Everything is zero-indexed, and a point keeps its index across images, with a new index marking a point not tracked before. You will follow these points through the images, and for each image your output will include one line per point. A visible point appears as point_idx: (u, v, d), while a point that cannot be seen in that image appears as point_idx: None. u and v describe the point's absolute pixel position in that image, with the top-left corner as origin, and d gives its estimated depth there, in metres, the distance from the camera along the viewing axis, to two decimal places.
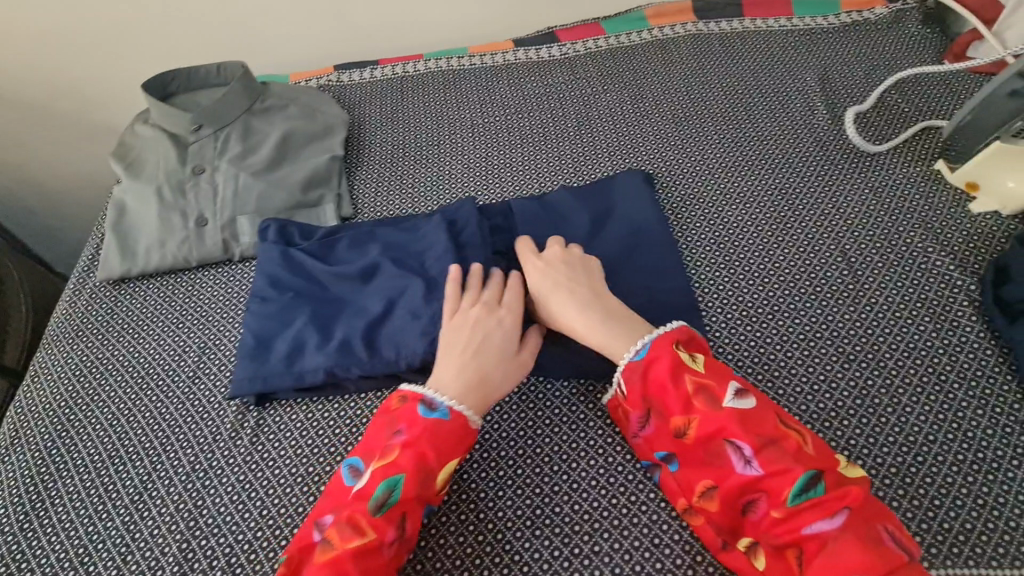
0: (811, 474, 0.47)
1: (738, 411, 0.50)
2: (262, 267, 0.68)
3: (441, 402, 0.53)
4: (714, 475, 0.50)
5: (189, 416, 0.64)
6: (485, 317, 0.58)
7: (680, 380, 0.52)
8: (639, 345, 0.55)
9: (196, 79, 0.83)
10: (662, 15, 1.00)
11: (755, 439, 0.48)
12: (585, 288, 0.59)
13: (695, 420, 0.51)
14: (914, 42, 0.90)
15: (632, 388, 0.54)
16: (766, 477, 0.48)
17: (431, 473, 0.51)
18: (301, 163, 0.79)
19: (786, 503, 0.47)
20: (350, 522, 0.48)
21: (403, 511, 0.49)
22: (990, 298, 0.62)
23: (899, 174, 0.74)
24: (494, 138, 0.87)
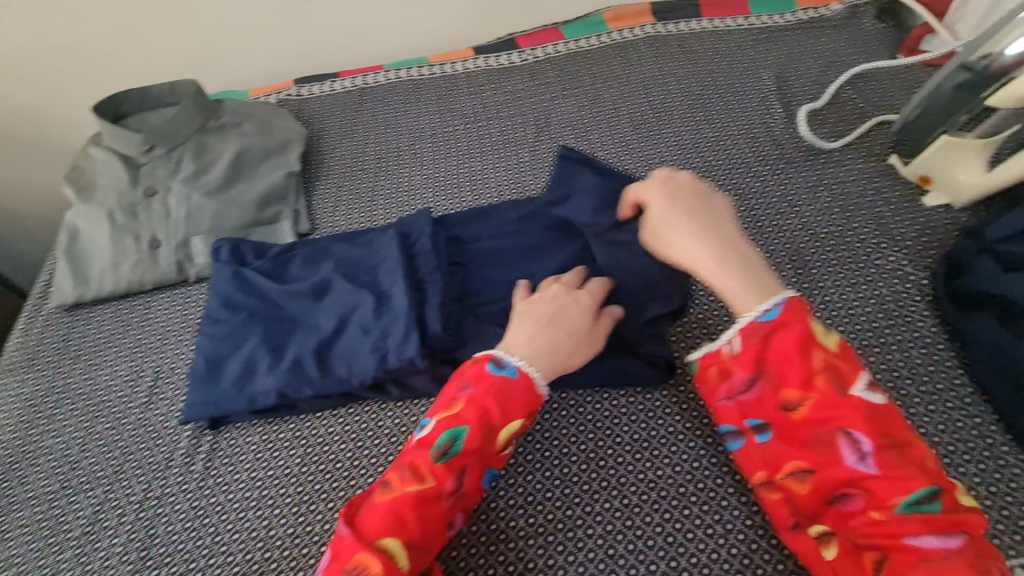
0: (930, 488, 0.43)
1: (868, 404, 0.46)
2: (214, 288, 0.67)
3: (509, 361, 0.53)
4: (815, 459, 0.47)
5: (142, 443, 0.63)
6: (564, 296, 0.59)
7: (808, 355, 0.48)
8: (768, 306, 0.50)
9: (148, 99, 0.82)
10: (621, 18, 1.00)
11: (878, 436, 0.45)
12: (718, 237, 0.55)
13: (813, 398, 0.47)
14: (870, 38, 0.91)
15: (747, 350, 0.50)
16: (879, 477, 0.44)
17: (493, 431, 0.51)
18: (256, 180, 0.78)
19: (893, 508, 0.43)
20: (410, 466, 0.49)
21: (462, 464, 0.49)
22: (941, 292, 0.62)
23: (853, 171, 0.75)
24: (453, 147, 0.87)
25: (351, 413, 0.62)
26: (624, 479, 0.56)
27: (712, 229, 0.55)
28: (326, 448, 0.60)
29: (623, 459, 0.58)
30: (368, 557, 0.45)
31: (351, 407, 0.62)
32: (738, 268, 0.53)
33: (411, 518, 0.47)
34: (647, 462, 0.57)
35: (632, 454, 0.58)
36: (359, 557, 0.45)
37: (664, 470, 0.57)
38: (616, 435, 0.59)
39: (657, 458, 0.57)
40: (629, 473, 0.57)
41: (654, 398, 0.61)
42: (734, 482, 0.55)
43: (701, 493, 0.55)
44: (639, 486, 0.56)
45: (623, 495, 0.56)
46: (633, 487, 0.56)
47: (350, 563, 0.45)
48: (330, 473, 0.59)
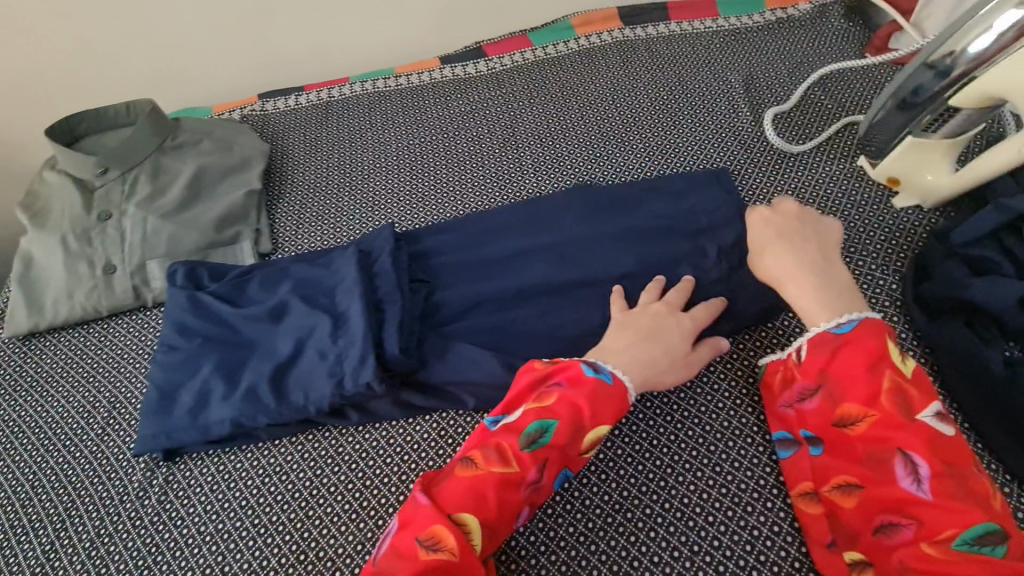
0: (991, 528, 0.42)
1: (933, 431, 0.45)
2: (168, 314, 0.65)
3: (605, 367, 0.54)
4: (868, 476, 0.46)
5: (96, 477, 0.61)
6: (666, 311, 0.59)
7: (877, 372, 0.47)
8: (843, 319, 0.50)
9: (104, 120, 0.80)
10: (589, 23, 0.99)
11: (940, 466, 0.44)
12: (806, 254, 0.55)
13: (874, 417, 0.46)
14: (838, 38, 0.90)
15: (813, 359, 0.50)
16: (934, 509, 0.43)
17: (582, 431, 0.50)
18: (215, 200, 0.76)
19: (946, 544, 0.42)
20: (497, 448, 0.49)
21: (547, 456, 0.49)
22: (911, 297, 0.60)
23: (821, 173, 0.73)
24: (419, 160, 0.85)
25: (310, 439, 0.60)
26: (589, 501, 0.55)
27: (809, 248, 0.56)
28: (284, 478, 0.58)
29: (588, 480, 0.56)
30: (444, 527, 0.45)
31: (310, 433, 0.61)
32: (816, 284, 0.53)
33: (491, 498, 0.47)
34: (613, 483, 0.55)
35: (596, 475, 0.56)
36: (436, 527, 0.45)
37: (629, 491, 0.55)
38: None
39: (623, 478, 0.55)
40: (593, 495, 0.55)
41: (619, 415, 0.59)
42: (702, 502, 0.53)
43: (667, 513, 0.53)
44: (603, 509, 0.54)
45: (587, 518, 0.54)
46: (597, 510, 0.54)
47: (423, 533, 0.45)
48: (287, 503, 0.57)
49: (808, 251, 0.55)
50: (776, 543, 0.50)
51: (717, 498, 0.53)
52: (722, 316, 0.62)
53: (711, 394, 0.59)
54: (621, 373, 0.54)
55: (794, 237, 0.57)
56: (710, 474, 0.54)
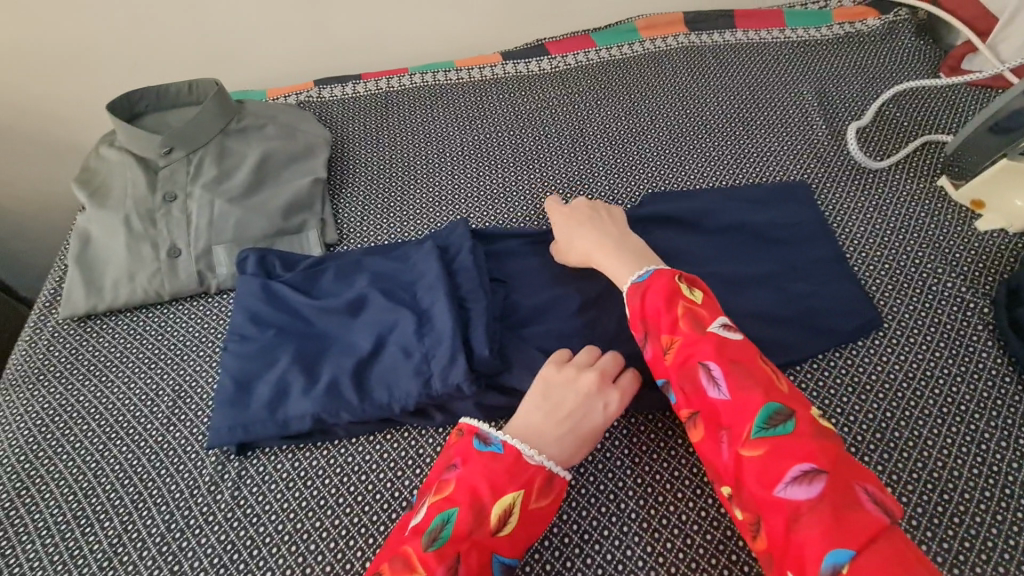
0: (780, 411, 0.46)
1: (719, 340, 0.50)
2: (241, 301, 0.63)
3: (496, 436, 0.51)
4: (688, 400, 0.50)
5: (163, 469, 0.58)
6: (596, 387, 0.54)
7: (673, 303, 0.53)
8: (643, 272, 0.57)
9: (166, 98, 0.78)
10: (653, 27, 0.97)
11: (728, 368, 0.48)
12: (607, 227, 0.64)
13: (677, 343, 0.51)
14: (908, 55, 0.89)
15: (628, 310, 0.56)
16: (738, 410, 0.47)
17: (485, 509, 0.47)
18: (281, 187, 0.74)
19: (750, 438, 0.45)
20: (402, 558, 0.45)
21: (458, 550, 0.45)
22: (1005, 322, 0.60)
23: (902, 191, 0.73)
24: (485, 155, 0.84)
25: (389, 439, 0.58)
26: (686, 516, 0.53)
27: (606, 224, 0.64)
28: (363, 478, 0.56)
29: (683, 494, 0.54)
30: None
31: (388, 432, 0.58)
32: (616, 252, 0.61)
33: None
34: (710, 498, 0.54)
35: (691, 489, 0.54)
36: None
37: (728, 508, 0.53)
38: (673, 468, 0.56)
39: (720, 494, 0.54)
40: (691, 510, 0.53)
41: None
42: None
43: None
44: (702, 525, 0.52)
45: (686, 534, 0.52)
46: (696, 526, 0.52)
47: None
48: (367, 504, 0.55)
49: (605, 226, 0.64)
50: None
51: None
52: (810, 333, 0.61)
53: None
54: (532, 453, 0.50)
55: (592, 219, 0.65)
56: None
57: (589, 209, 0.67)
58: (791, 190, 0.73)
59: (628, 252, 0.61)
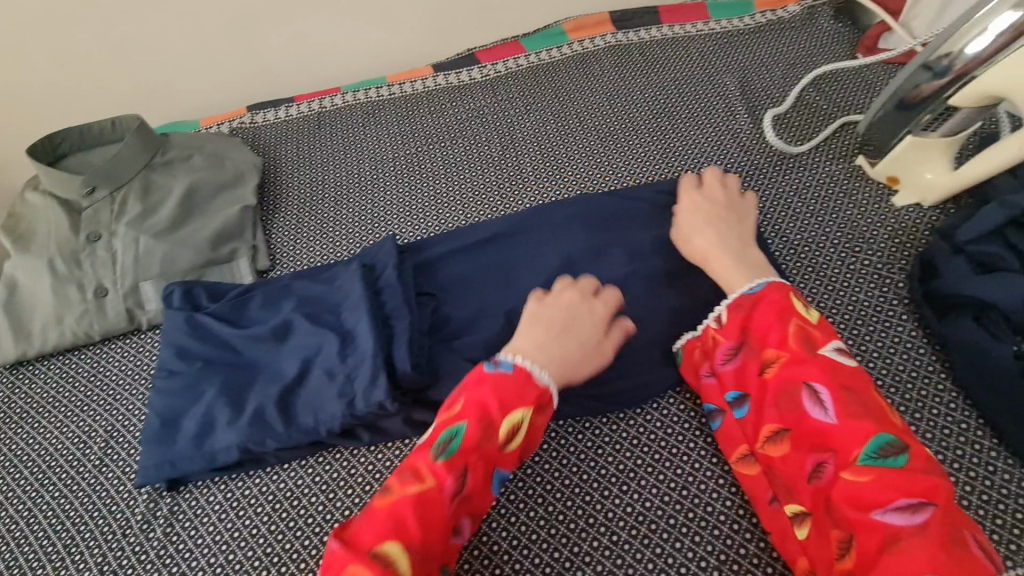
0: (893, 442, 0.46)
1: (834, 362, 0.50)
2: (167, 336, 0.63)
3: (504, 358, 0.54)
4: (787, 418, 0.50)
5: (95, 511, 0.58)
6: (579, 299, 0.60)
7: (785, 319, 0.53)
8: (754, 283, 0.57)
9: (89, 137, 0.77)
10: (581, 28, 0.98)
11: (839, 392, 0.49)
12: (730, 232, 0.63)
13: (782, 359, 0.52)
14: (828, 39, 0.91)
15: (733, 319, 0.56)
16: (842, 434, 0.47)
17: (491, 425, 0.50)
18: (209, 216, 0.74)
19: (857, 463, 0.46)
20: (413, 469, 0.48)
21: (466, 462, 0.48)
22: (920, 294, 0.61)
23: (822, 172, 0.74)
24: (417, 168, 0.84)
25: (321, 462, 0.58)
26: (612, 513, 0.55)
27: (731, 230, 0.63)
28: (296, 503, 0.57)
29: (609, 492, 0.57)
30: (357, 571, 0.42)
31: (321, 455, 0.59)
32: (735, 258, 0.60)
33: (416, 518, 0.45)
34: (635, 493, 0.56)
35: (618, 487, 0.57)
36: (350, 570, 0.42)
37: (652, 501, 0.56)
38: (600, 467, 0.58)
39: (645, 488, 0.56)
40: (616, 507, 0.56)
41: (636, 424, 0.60)
42: (724, 510, 0.54)
43: (692, 522, 0.54)
44: (627, 520, 0.55)
45: (611, 531, 0.54)
46: (622, 522, 0.55)
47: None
48: (300, 529, 0.55)
49: (726, 231, 0.63)
50: None
51: (739, 505, 0.55)
52: None
53: None
54: (526, 361, 0.54)
55: (717, 220, 0.64)
56: (730, 481, 0.56)
57: (731, 208, 0.66)
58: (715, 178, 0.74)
59: (748, 262, 0.60)
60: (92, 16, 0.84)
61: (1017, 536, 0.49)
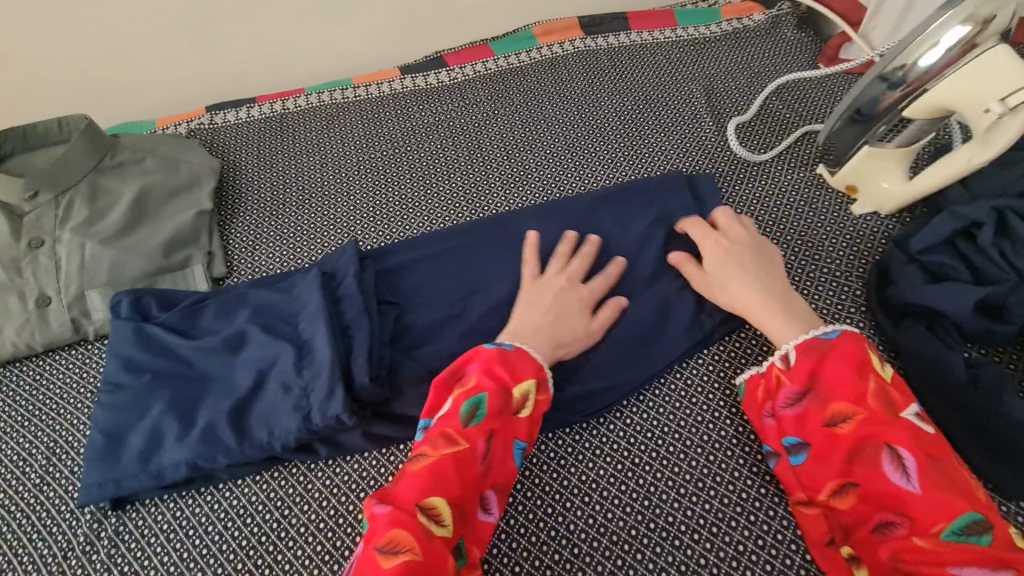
0: (977, 517, 0.44)
1: (914, 426, 0.48)
2: (113, 348, 0.60)
3: (505, 343, 0.57)
4: (861, 475, 0.48)
5: (34, 534, 0.55)
6: (568, 284, 0.63)
7: (865, 374, 0.51)
8: (827, 329, 0.55)
9: (33, 138, 0.74)
10: (551, 32, 0.98)
11: (923, 459, 0.46)
12: (769, 278, 0.61)
13: (859, 415, 0.49)
14: (791, 48, 0.92)
15: (802, 363, 0.53)
16: (923, 503, 0.45)
17: (507, 391, 0.53)
18: (162, 222, 0.71)
19: (938, 534, 0.44)
20: (443, 437, 0.51)
21: (491, 428, 0.51)
22: (876, 302, 0.62)
23: (784, 181, 0.75)
24: (381, 172, 0.82)
25: (276, 477, 0.57)
26: (574, 526, 0.55)
27: (765, 277, 0.61)
28: (250, 521, 0.55)
29: (572, 504, 0.56)
30: (405, 531, 0.44)
31: (275, 470, 0.57)
32: (781, 310, 0.58)
33: (453, 477, 0.48)
34: (597, 505, 0.55)
35: (580, 499, 0.56)
36: (395, 532, 0.45)
37: (614, 513, 0.55)
38: (563, 478, 0.57)
39: (607, 499, 0.56)
40: (578, 519, 0.55)
41: (600, 433, 0.59)
42: (687, 520, 0.54)
43: (654, 533, 0.53)
44: (589, 532, 0.54)
45: (573, 544, 0.54)
46: (583, 534, 0.54)
47: (383, 541, 0.44)
48: (253, 549, 0.53)
49: (768, 280, 0.60)
50: (762, 556, 0.52)
51: (701, 515, 0.54)
52: (693, 330, 0.63)
53: (689, 408, 0.60)
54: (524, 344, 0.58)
55: (754, 266, 0.61)
56: (692, 490, 0.55)
57: (760, 252, 0.63)
58: (690, 181, 0.75)
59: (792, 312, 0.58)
60: (38, 11, 0.80)
61: None
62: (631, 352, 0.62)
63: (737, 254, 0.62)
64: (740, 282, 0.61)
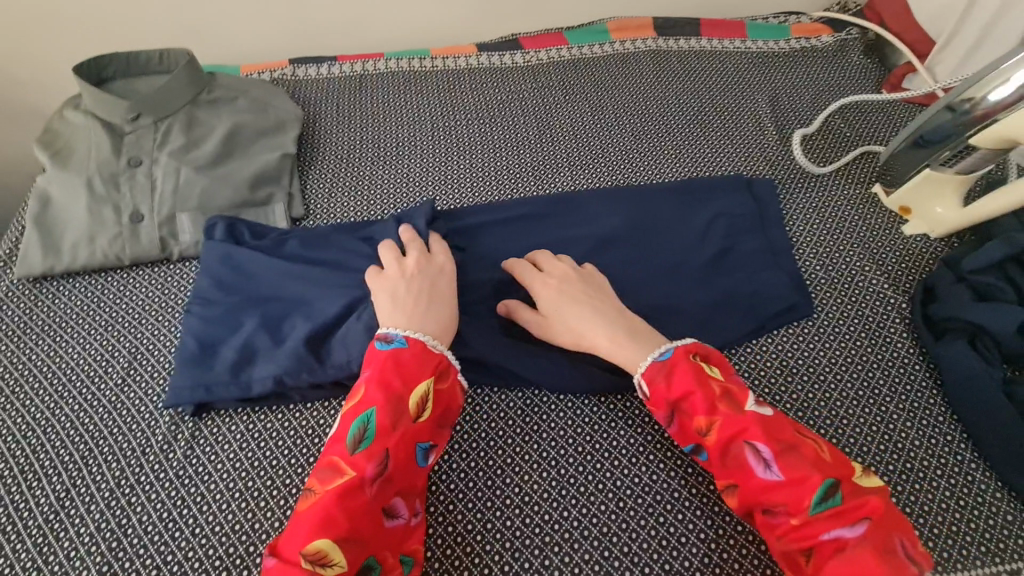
0: (830, 482, 0.47)
1: (760, 416, 0.51)
2: (206, 267, 0.66)
3: (396, 334, 0.55)
4: (737, 477, 0.50)
5: (116, 428, 0.59)
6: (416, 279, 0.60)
7: (707, 382, 0.53)
8: (662, 349, 0.56)
9: (135, 64, 0.78)
10: (624, 29, 1.01)
11: (775, 444, 0.49)
12: (604, 306, 0.60)
13: (716, 423, 0.51)
14: (857, 72, 0.96)
15: (652, 389, 0.54)
16: (786, 485, 0.48)
17: (401, 400, 0.51)
18: (249, 159, 0.75)
19: (806, 511, 0.47)
20: (329, 466, 0.49)
21: (382, 447, 0.49)
22: (920, 316, 0.66)
23: (840, 194, 0.78)
24: (454, 140, 0.86)
25: (344, 405, 0.60)
26: (621, 482, 0.57)
27: (600, 304, 0.60)
28: (318, 441, 0.58)
29: (619, 462, 0.58)
30: None
31: (343, 399, 0.60)
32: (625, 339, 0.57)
33: (338, 515, 0.46)
34: (642, 466, 0.58)
35: (628, 458, 0.58)
36: None
37: (659, 475, 0.57)
38: (612, 438, 0.60)
39: (652, 462, 0.58)
40: (624, 476, 0.57)
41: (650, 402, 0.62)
42: None
43: (695, 497, 0.56)
44: (634, 489, 0.57)
45: (618, 498, 0.56)
46: (629, 490, 0.57)
47: None
48: None
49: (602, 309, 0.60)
50: None
51: None
52: (743, 319, 0.66)
53: None
54: (417, 332, 0.55)
55: (587, 297, 0.61)
56: None
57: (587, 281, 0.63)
58: (750, 183, 0.78)
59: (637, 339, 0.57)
60: None
61: (990, 540, 0.54)
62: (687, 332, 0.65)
63: (568, 288, 0.62)
64: (580, 316, 0.60)
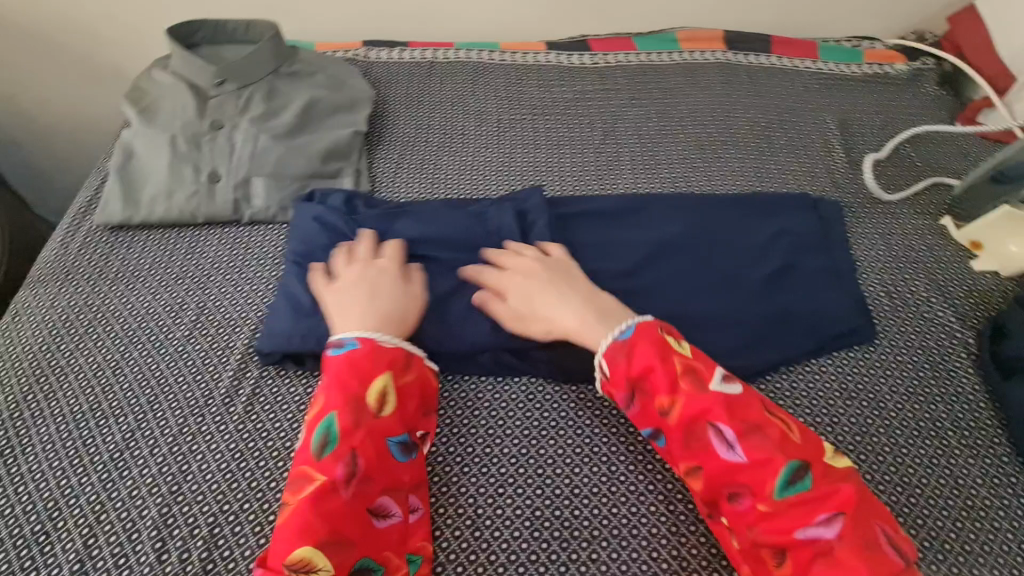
0: (797, 465, 0.47)
1: (724, 397, 0.50)
2: (296, 231, 0.69)
3: (349, 338, 0.55)
4: (699, 459, 0.49)
5: (181, 377, 0.61)
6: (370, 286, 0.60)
7: (669, 360, 0.52)
8: (623, 327, 0.55)
9: (222, 33, 0.80)
10: (694, 39, 1.01)
11: (740, 426, 0.49)
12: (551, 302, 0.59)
13: (679, 401, 0.50)
14: (931, 102, 0.94)
15: (614, 368, 0.53)
16: (752, 469, 0.48)
17: (358, 398, 0.51)
18: (323, 132, 0.77)
19: (772, 496, 0.47)
20: (300, 476, 0.49)
21: (350, 447, 0.49)
22: (988, 352, 0.64)
23: (908, 223, 0.77)
24: (519, 133, 0.87)
25: None
26: (673, 484, 0.56)
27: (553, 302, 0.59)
28: None
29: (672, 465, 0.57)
30: None
31: None
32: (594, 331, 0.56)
33: (317, 521, 0.46)
34: None
35: None
36: None
37: None
38: None
39: None
40: (677, 479, 0.56)
41: None
42: None
43: None
44: (687, 493, 0.55)
45: (670, 500, 0.55)
46: (680, 494, 0.55)
47: None
48: None
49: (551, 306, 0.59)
50: None
51: None
52: (804, 337, 0.66)
53: (795, 407, 0.62)
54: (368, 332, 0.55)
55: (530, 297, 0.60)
56: None
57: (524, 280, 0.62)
58: (816, 204, 0.78)
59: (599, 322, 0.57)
60: None
61: None
62: (746, 344, 0.65)
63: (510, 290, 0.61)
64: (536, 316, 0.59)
